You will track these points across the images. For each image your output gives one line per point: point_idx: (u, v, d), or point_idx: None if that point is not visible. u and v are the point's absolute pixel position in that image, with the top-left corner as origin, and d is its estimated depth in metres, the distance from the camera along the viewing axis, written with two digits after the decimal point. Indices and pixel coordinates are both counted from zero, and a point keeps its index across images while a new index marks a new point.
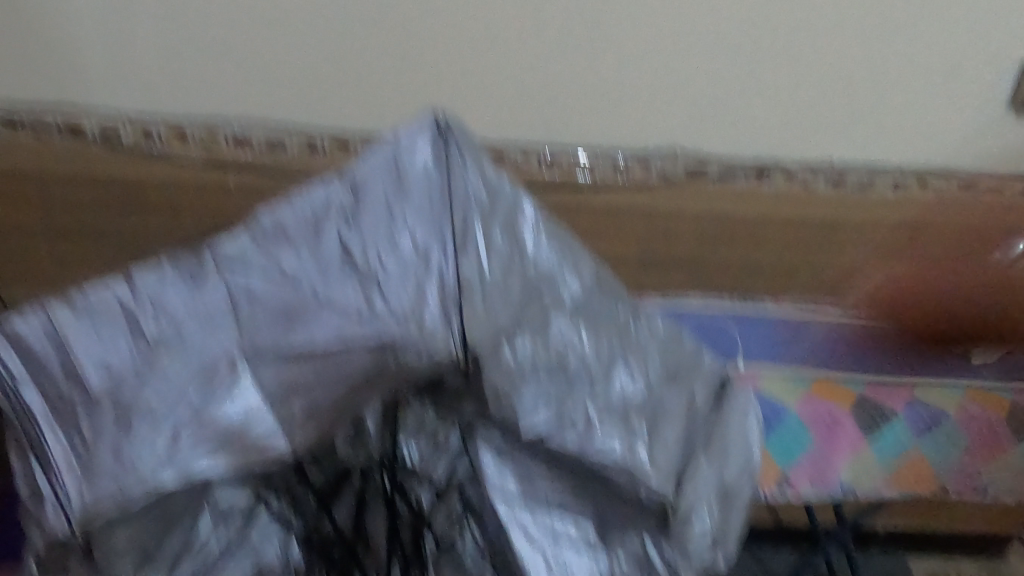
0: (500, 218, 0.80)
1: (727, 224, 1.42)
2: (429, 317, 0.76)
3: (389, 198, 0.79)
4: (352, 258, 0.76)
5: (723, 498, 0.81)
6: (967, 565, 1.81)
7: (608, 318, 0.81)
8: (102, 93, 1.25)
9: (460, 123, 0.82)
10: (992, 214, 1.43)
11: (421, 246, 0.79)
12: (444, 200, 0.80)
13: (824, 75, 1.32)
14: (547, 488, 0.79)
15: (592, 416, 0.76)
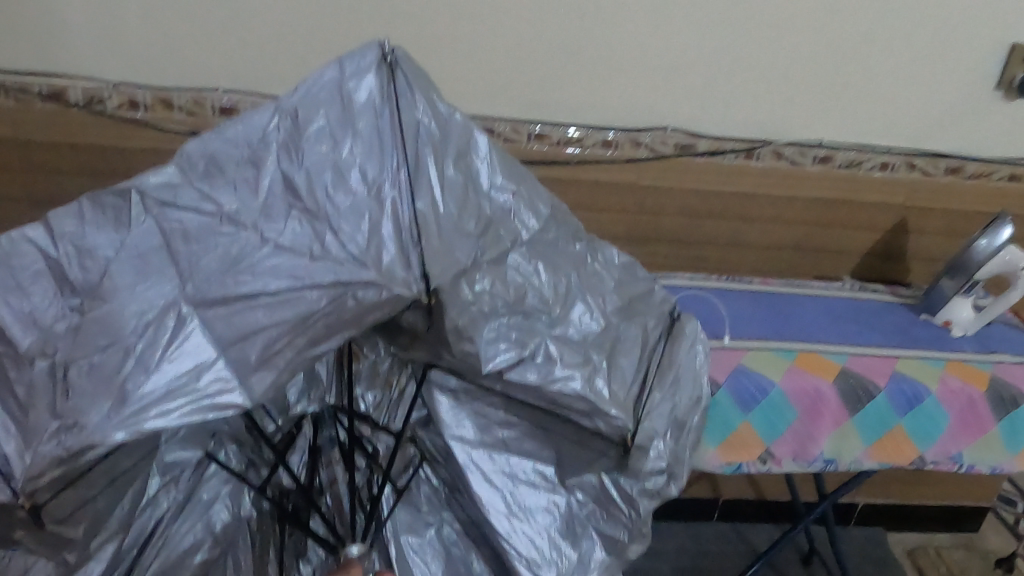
0: (454, 153, 0.77)
1: (715, 200, 1.43)
2: (383, 252, 0.70)
3: (336, 132, 0.72)
4: (299, 194, 0.71)
5: (676, 428, 0.87)
6: (940, 538, 1.86)
7: (562, 255, 0.82)
8: (81, 60, 1.21)
9: (406, 53, 0.75)
10: (972, 194, 1.48)
11: (370, 180, 0.72)
12: (394, 132, 0.72)
13: (817, 51, 1.31)
14: (498, 426, 0.85)
15: (552, 353, 0.78)
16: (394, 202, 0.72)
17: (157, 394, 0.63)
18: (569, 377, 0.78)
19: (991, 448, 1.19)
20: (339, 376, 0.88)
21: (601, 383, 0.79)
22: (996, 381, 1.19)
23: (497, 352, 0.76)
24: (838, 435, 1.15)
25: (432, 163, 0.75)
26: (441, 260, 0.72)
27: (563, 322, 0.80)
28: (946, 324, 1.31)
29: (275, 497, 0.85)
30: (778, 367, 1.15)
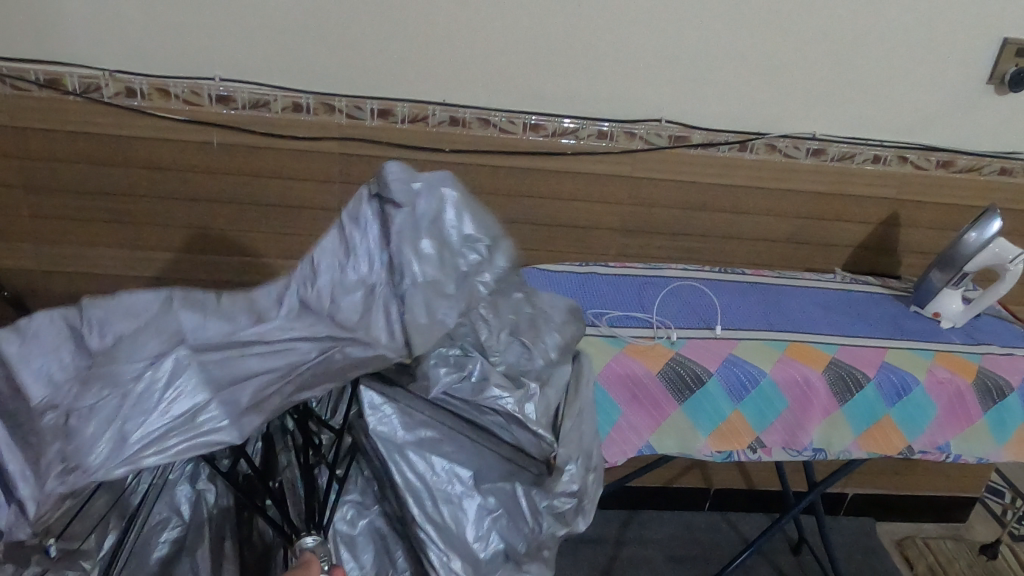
0: (437, 214, 0.73)
1: (709, 193, 1.44)
2: (370, 341, 0.69)
3: (340, 238, 0.71)
4: (311, 298, 0.69)
5: (586, 460, 0.81)
6: (928, 527, 1.88)
7: (509, 303, 0.80)
8: (79, 48, 1.21)
9: (445, 180, 0.74)
10: (963, 188, 1.49)
11: (379, 275, 0.71)
12: (391, 229, 0.71)
13: (810, 43, 1.32)
14: (419, 426, 0.76)
15: (485, 371, 0.76)
16: (389, 300, 0.70)
17: (155, 435, 0.60)
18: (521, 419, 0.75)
19: (977, 437, 1.21)
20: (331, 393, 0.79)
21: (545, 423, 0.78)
22: (983, 371, 1.19)
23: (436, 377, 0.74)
24: (827, 425, 1.17)
25: (429, 244, 0.72)
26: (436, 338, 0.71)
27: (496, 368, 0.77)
28: (935, 315, 1.32)
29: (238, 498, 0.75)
30: (770, 358, 1.16)
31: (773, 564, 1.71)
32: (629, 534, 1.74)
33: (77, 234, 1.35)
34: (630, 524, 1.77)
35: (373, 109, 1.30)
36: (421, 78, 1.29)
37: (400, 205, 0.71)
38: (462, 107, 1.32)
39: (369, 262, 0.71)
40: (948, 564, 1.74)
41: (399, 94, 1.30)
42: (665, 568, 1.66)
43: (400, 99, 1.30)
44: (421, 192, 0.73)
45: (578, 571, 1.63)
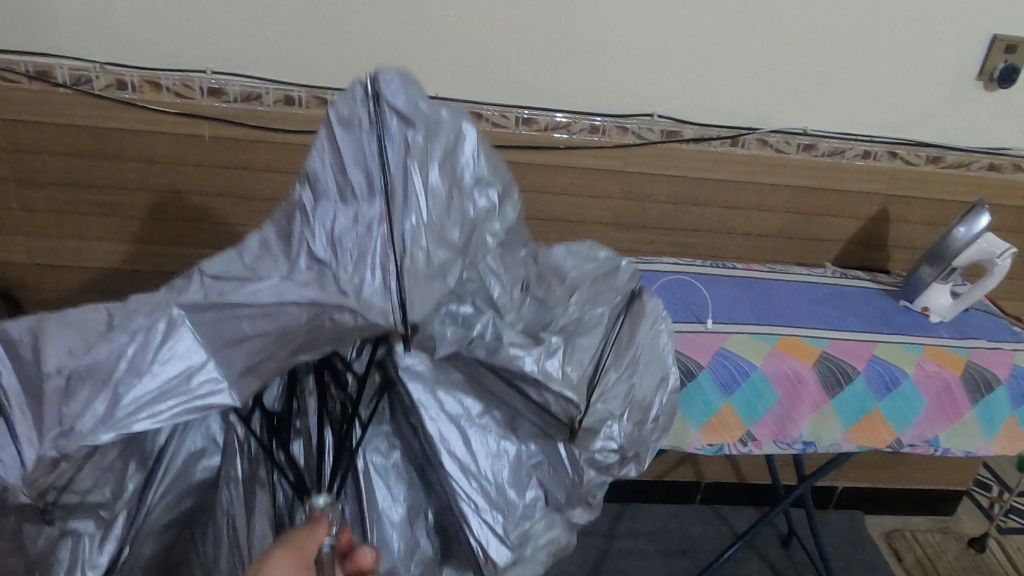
0: (441, 155, 0.69)
1: (701, 188, 1.45)
2: (378, 293, 0.63)
3: (343, 185, 0.65)
4: (327, 262, 0.64)
5: (640, 414, 0.83)
6: (916, 520, 1.90)
7: (517, 259, 0.79)
8: (69, 39, 1.20)
9: (393, 73, 0.65)
10: (952, 183, 1.50)
11: (381, 219, 0.64)
12: (382, 169, 0.64)
13: (802, 39, 1.33)
14: (450, 403, 0.78)
15: (501, 332, 0.74)
16: (389, 249, 0.64)
17: (148, 398, 0.62)
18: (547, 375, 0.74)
19: (966, 431, 1.21)
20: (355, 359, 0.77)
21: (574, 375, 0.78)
22: (971, 366, 1.21)
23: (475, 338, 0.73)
24: (816, 419, 1.18)
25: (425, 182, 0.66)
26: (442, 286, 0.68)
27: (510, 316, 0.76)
28: (924, 310, 1.33)
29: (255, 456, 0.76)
30: (760, 351, 1.17)
31: (762, 557, 1.72)
32: (620, 527, 1.75)
33: (67, 227, 1.34)
34: (621, 517, 1.77)
35: None
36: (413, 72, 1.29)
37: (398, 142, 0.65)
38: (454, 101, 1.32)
39: (371, 208, 0.65)
40: (936, 558, 1.76)
41: None
42: (656, 561, 1.67)
43: None
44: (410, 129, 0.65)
45: (570, 566, 1.64)
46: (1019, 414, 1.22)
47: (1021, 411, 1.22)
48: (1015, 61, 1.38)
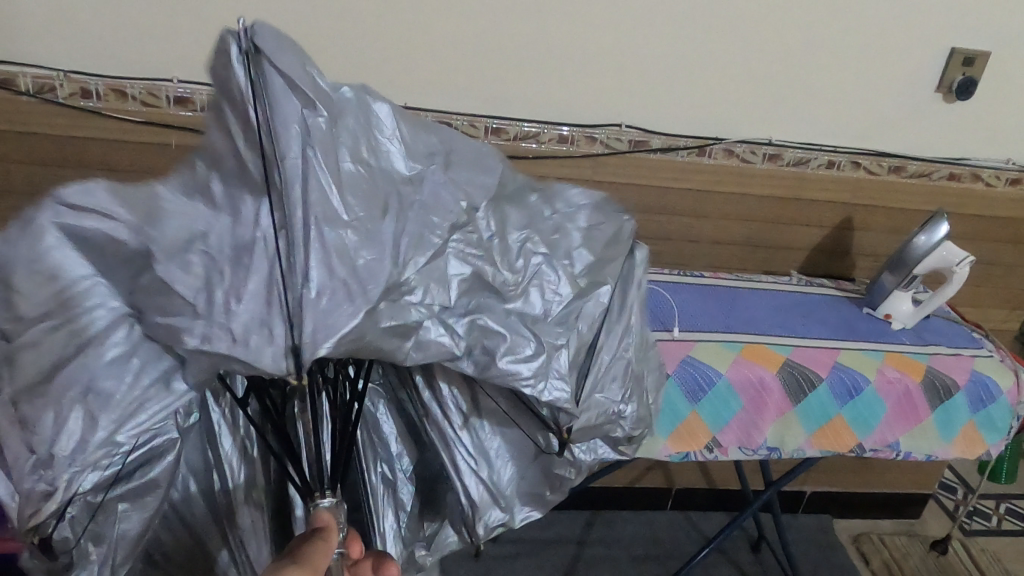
0: (354, 130, 0.64)
1: (669, 197, 1.47)
2: (279, 334, 0.55)
3: (226, 159, 0.59)
4: (206, 240, 0.57)
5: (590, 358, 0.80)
6: (884, 524, 1.92)
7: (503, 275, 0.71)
8: (32, 48, 1.18)
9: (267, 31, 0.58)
10: (914, 193, 1.53)
11: (280, 228, 0.57)
12: (264, 132, 0.57)
13: (765, 49, 1.35)
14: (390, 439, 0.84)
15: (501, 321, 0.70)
16: (284, 268, 0.56)
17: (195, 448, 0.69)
18: (520, 357, 0.70)
19: (925, 435, 1.24)
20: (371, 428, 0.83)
21: (579, 274, 0.78)
22: (931, 371, 1.23)
23: (431, 325, 0.66)
24: (780, 424, 1.20)
25: (359, 162, 0.63)
26: (353, 265, 0.59)
27: (517, 296, 0.73)
28: (887, 317, 1.35)
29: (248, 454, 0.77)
30: (724, 359, 1.18)
31: (732, 562, 1.74)
32: (592, 534, 1.76)
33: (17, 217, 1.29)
34: (593, 524, 1.78)
35: None
36: (382, 85, 1.29)
37: (295, 113, 0.58)
38: (424, 110, 1.32)
39: (270, 216, 0.57)
40: (902, 560, 1.79)
41: None
42: (628, 568, 1.68)
43: None
44: (314, 115, 0.60)
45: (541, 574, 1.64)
46: (976, 418, 1.25)
47: (980, 415, 1.25)
48: (972, 73, 1.41)
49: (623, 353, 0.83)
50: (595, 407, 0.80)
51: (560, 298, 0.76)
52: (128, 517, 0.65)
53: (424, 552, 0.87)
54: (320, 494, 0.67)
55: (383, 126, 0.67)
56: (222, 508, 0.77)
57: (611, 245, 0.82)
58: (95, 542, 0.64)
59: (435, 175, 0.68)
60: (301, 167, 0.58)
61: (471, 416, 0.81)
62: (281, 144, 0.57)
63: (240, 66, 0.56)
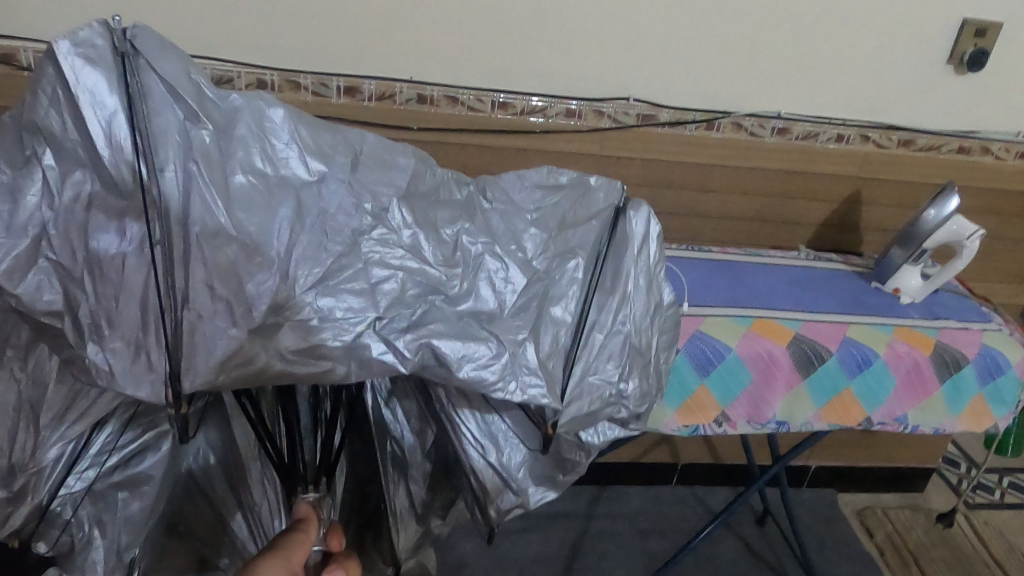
0: (246, 138, 0.63)
1: (677, 171, 1.46)
2: (155, 358, 0.59)
3: (80, 151, 0.57)
4: (49, 236, 0.58)
5: (576, 334, 0.77)
6: (888, 497, 1.93)
7: (422, 297, 0.70)
8: (35, 24, 1.16)
9: (147, 31, 0.57)
10: (923, 166, 1.52)
11: (156, 240, 0.57)
12: (131, 140, 0.55)
13: (774, 21, 1.33)
14: (398, 424, 0.86)
15: (440, 326, 0.69)
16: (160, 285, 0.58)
17: (139, 455, 0.78)
18: (482, 361, 0.70)
19: (934, 410, 1.24)
20: (375, 412, 0.85)
21: (533, 258, 0.77)
22: (941, 345, 1.23)
23: (372, 342, 0.66)
24: (790, 398, 1.19)
25: (251, 170, 0.63)
26: (239, 285, 0.60)
27: (466, 297, 0.72)
28: (895, 291, 1.35)
29: (220, 449, 0.85)
30: (735, 333, 1.18)
31: (737, 536, 1.75)
32: (598, 509, 1.76)
33: None
34: (599, 500, 1.79)
35: (339, 86, 1.28)
36: (385, 59, 1.27)
37: (172, 122, 0.58)
38: (430, 84, 1.30)
39: (139, 226, 0.58)
40: (906, 533, 1.80)
41: (366, 71, 1.28)
42: (633, 542, 1.69)
43: (370, 71, 1.28)
44: (197, 128, 0.59)
45: (548, 550, 1.64)
46: (985, 391, 1.25)
47: (988, 388, 1.24)
48: (983, 45, 1.40)
49: (619, 327, 0.80)
50: (589, 392, 0.78)
51: (510, 285, 0.74)
52: (129, 503, 0.78)
53: (440, 521, 0.91)
54: (303, 490, 0.77)
55: (278, 128, 0.64)
56: (232, 471, 0.86)
57: (570, 217, 0.79)
58: (100, 528, 0.77)
59: (336, 173, 0.67)
60: (177, 185, 0.58)
61: (477, 402, 0.79)
62: (151, 156, 0.56)
63: (113, 69, 0.55)
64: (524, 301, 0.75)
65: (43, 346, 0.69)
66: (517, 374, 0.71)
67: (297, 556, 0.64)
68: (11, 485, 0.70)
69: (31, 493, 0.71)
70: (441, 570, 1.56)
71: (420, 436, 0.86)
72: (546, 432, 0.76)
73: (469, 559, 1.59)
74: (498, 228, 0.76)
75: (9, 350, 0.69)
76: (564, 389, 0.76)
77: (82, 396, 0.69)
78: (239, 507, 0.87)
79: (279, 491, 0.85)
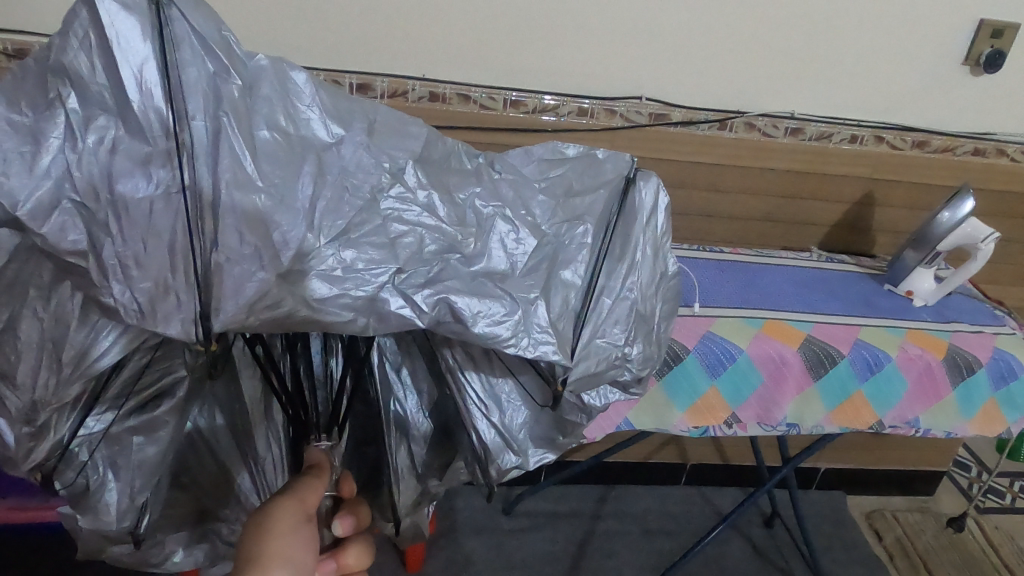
0: (275, 102, 0.56)
1: (689, 170, 1.45)
2: (186, 301, 0.51)
3: (106, 96, 0.50)
4: (73, 176, 0.50)
5: (588, 292, 0.69)
6: (897, 500, 1.92)
7: (432, 256, 0.61)
8: (51, 20, 1.16)
9: None
10: (938, 167, 1.51)
11: (184, 186, 0.50)
12: (163, 88, 0.49)
13: (788, 20, 1.32)
14: (403, 389, 0.77)
15: (454, 284, 0.61)
16: (191, 232, 0.51)
17: (158, 396, 0.66)
18: (497, 318, 0.61)
19: (944, 413, 1.23)
20: (376, 373, 0.76)
21: (542, 223, 0.69)
22: (953, 349, 1.22)
23: (391, 296, 0.58)
24: (800, 400, 1.19)
25: (276, 127, 0.56)
26: (266, 232, 0.53)
27: (479, 258, 0.64)
28: (908, 294, 1.35)
29: (229, 406, 0.74)
30: (745, 335, 1.18)
31: (745, 538, 1.75)
32: (604, 508, 1.76)
33: None
34: (606, 499, 1.79)
35: (352, 83, 1.27)
36: (397, 55, 1.27)
37: (201, 75, 0.52)
38: (442, 82, 1.30)
39: (167, 170, 0.50)
40: (915, 537, 1.79)
41: (377, 69, 1.28)
42: (639, 542, 1.68)
43: (382, 68, 1.28)
44: (229, 80, 0.53)
45: (555, 549, 1.64)
46: (997, 395, 1.23)
47: (1000, 392, 1.23)
48: (1000, 46, 1.38)
49: (626, 292, 0.72)
50: (595, 353, 0.70)
51: (523, 247, 0.66)
52: (143, 449, 0.67)
53: (438, 484, 0.80)
54: (316, 437, 0.71)
55: (301, 92, 0.58)
56: (241, 429, 0.75)
57: (589, 179, 0.73)
58: (114, 473, 0.66)
59: (355, 136, 0.60)
60: (208, 134, 0.52)
61: (481, 361, 0.71)
62: (180, 101, 0.50)
63: (142, 11, 0.49)
64: (543, 261, 0.67)
65: (67, 284, 0.56)
66: (528, 330, 0.63)
67: (314, 496, 0.63)
68: (32, 420, 0.60)
69: (55, 428, 0.61)
70: (447, 568, 1.56)
71: (425, 395, 0.77)
72: (556, 389, 0.68)
73: (475, 557, 1.59)
74: (508, 195, 0.68)
75: (30, 289, 0.56)
76: (573, 346, 0.68)
77: (102, 338, 0.56)
78: (245, 462, 0.76)
79: (285, 443, 0.75)
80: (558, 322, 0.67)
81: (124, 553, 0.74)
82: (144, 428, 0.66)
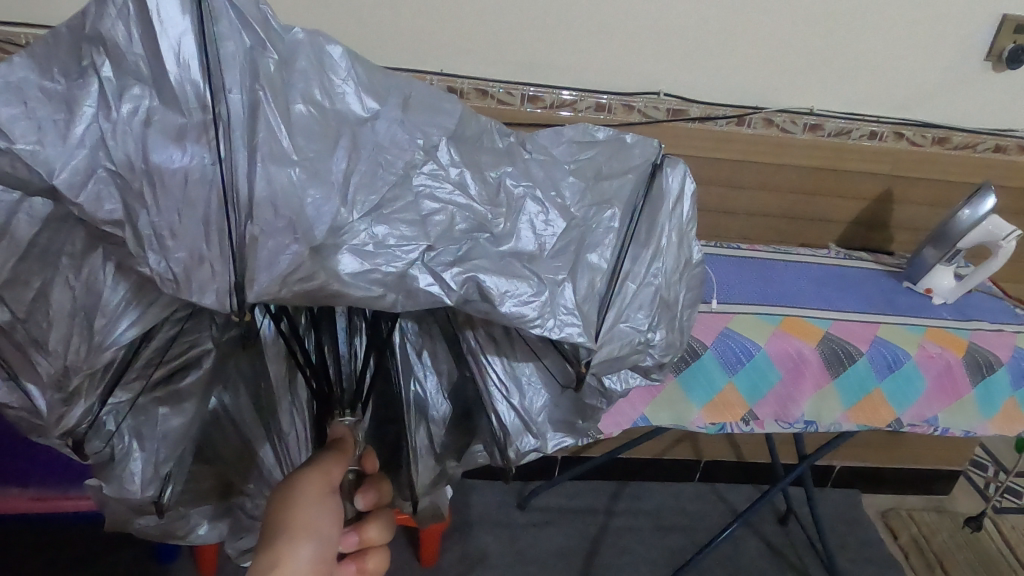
0: (314, 74, 0.54)
1: (706, 167, 1.45)
2: (220, 271, 0.48)
3: (143, 67, 0.47)
4: (109, 145, 0.47)
5: (614, 277, 0.68)
6: (913, 500, 1.91)
7: (465, 237, 0.59)
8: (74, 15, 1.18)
9: None
10: (960, 163, 1.50)
11: (222, 159, 0.47)
12: (200, 62, 0.47)
13: (807, 15, 1.31)
14: (423, 370, 0.77)
15: (484, 264, 0.59)
16: (226, 201, 0.47)
17: (182, 367, 0.66)
18: (523, 297, 0.59)
19: (964, 411, 1.22)
20: (396, 353, 0.76)
21: (571, 204, 0.68)
22: (973, 347, 1.21)
23: (420, 273, 0.56)
24: (817, 398, 1.18)
25: (312, 102, 0.54)
26: (300, 205, 0.50)
27: (509, 237, 0.62)
28: (928, 291, 1.33)
29: (253, 384, 0.74)
30: (763, 332, 1.17)
31: (760, 535, 1.74)
32: (618, 504, 1.76)
33: None
34: (620, 495, 1.79)
35: None
36: (414, 49, 1.27)
37: (239, 48, 0.49)
38: (459, 76, 1.30)
39: (203, 143, 0.47)
40: (931, 536, 1.78)
41: (394, 63, 1.28)
42: (653, 538, 1.68)
43: (399, 62, 1.28)
44: (265, 53, 0.51)
45: (568, 544, 1.64)
46: (1018, 394, 1.22)
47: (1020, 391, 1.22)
48: None
49: (651, 278, 0.72)
50: (620, 338, 0.69)
51: (552, 229, 0.65)
52: (169, 419, 0.66)
53: (456, 464, 0.80)
54: (340, 413, 0.71)
55: (338, 65, 0.56)
56: (265, 405, 0.74)
57: (617, 161, 0.72)
58: (141, 442, 0.65)
59: (389, 112, 0.58)
60: (244, 107, 0.49)
61: (503, 343, 0.70)
62: (216, 73, 0.47)
63: None
64: (571, 245, 0.66)
65: (99, 253, 0.53)
66: (554, 313, 0.61)
67: (337, 470, 0.63)
68: (64, 387, 0.55)
69: (88, 393, 0.57)
70: (461, 562, 1.56)
71: (444, 376, 0.77)
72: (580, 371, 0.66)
73: (489, 551, 1.60)
74: (538, 175, 0.67)
75: (62, 259, 0.53)
76: (597, 330, 0.67)
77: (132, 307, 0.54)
78: (267, 436, 0.75)
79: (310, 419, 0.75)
80: (583, 304, 0.65)
81: (149, 525, 0.71)
82: (170, 395, 0.66)
